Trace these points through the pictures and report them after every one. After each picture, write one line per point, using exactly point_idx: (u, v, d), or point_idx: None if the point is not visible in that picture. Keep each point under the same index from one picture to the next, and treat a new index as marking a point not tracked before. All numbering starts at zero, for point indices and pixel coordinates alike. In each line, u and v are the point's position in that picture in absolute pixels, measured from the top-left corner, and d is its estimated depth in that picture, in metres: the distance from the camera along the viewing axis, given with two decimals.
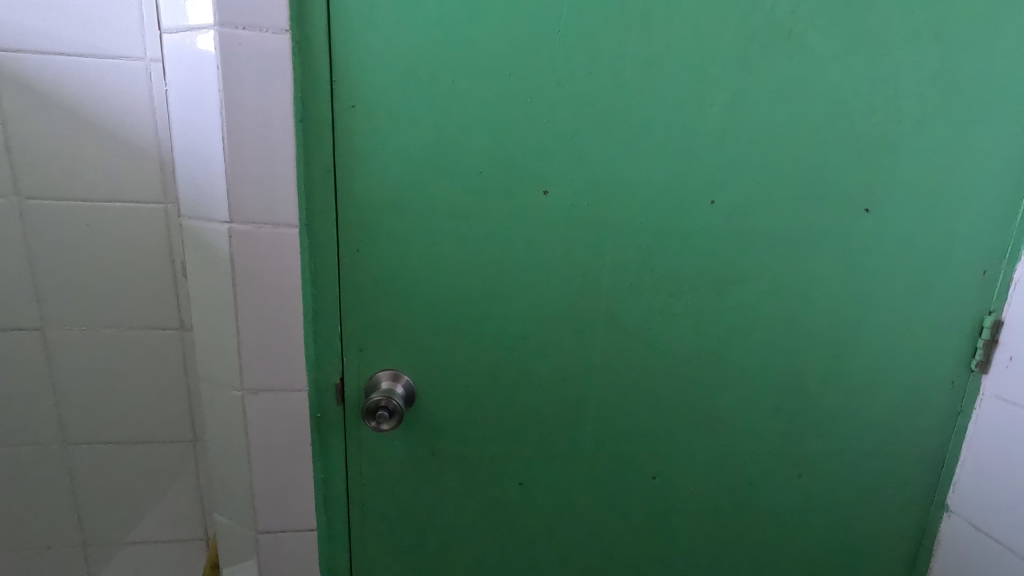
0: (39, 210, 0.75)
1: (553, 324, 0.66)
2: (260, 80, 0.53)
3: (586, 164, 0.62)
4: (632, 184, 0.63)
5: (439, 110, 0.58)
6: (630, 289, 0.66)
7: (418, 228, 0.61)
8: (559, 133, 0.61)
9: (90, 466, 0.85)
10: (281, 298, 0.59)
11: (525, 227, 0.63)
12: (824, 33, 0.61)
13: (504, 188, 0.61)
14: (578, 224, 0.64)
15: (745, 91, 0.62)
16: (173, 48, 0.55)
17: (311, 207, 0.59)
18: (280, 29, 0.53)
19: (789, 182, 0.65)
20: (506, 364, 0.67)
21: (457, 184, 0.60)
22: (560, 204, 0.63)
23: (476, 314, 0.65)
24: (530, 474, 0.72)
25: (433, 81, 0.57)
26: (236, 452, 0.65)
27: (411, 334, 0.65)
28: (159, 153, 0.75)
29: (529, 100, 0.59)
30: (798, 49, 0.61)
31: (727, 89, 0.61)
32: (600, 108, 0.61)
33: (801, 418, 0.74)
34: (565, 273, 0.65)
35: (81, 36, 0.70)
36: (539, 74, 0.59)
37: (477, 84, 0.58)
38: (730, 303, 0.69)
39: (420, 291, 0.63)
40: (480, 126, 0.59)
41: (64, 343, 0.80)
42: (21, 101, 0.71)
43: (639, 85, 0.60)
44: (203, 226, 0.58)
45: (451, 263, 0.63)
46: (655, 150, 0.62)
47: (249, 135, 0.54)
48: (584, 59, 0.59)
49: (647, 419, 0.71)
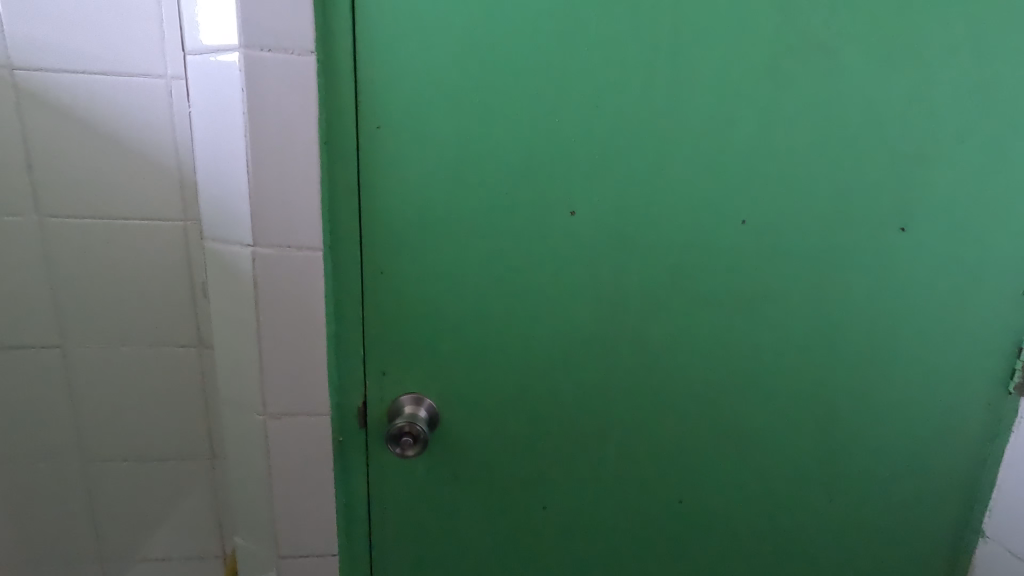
0: (60, 227, 0.75)
1: (578, 345, 0.65)
2: (285, 102, 0.53)
3: (614, 182, 0.61)
4: (661, 202, 0.62)
5: (465, 130, 0.57)
6: (658, 309, 0.65)
7: (442, 249, 0.60)
8: (586, 152, 0.59)
9: (109, 482, 0.85)
10: (304, 321, 0.58)
11: (551, 247, 0.61)
12: (862, 47, 0.59)
13: (531, 207, 0.60)
14: (605, 243, 0.62)
15: (779, 107, 0.60)
16: (199, 70, 0.55)
17: (335, 230, 0.58)
18: (306, 51, 0.52)
19: (823, 199, 0.63)
20: (530, 387, 0.66)
21: (482, 204, 0.59)
22: (587, 224, 0.61)
23: (500, 336, 0.64)
24: (552, 498, 0.71)
25: (460, 100, 0.56)
26: (257, 475, 0.64)
27: (435, 357, 0.64)
28: (179, 171, 0.75)
29: (558, 118, 0.58)
30: (834, 64, 0.59)
31: (760, 105, 0.60)
32: (629, 125, 0.59)
33: (831, 441, 0.72)
34: (592, 293, 0.64)
35: (100, 53, 0.70)
36: (567, 92, 0.57)
37: (504, 103, 0.57)
38: (759, 324, 0.67)
39: (445, 313, 0.62)
40: (507, 146, 0.58)
41: (82, 359, 0.80)
42: (42, 118, 0.71)
43: (669, 102, 0.59)
44: (227, 249, 0.57)
45: (476, 285, 0.62)
46: (686, 168, 0.61)
47: (273, 157, 0.54)
48: (613, 76, 0.58)
49: (674, 441, 0.70)
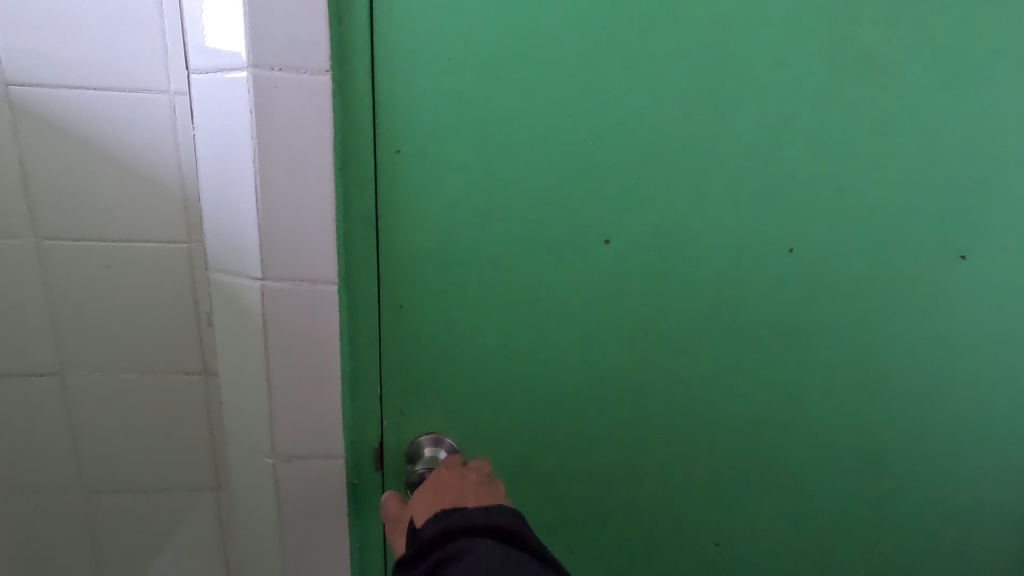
0: (58, 251, 0.71)
1: (611, 381, 0.61)
2: (298, 126, 0.48)
3: (652, 208, 0.56)
4: (700, 229, 0.57)
5: (490, 154, 0.53)
6: (695, 343, 0.61)
7: (466, 282, 0.56)
8: (623, 177, 0.55)
9: (110, 514, 0.81)
10: (317, 360, 0.55)
11: (582, 279, 0.57)
12: (928, 60, 0.54)
13: (562, 237, 0.56)
14: (641, 275, 0.58)
15: (834, 125, 0.55)
16: (205, 91, 0.51)
17: (351, 262, 0.54)
18: (320, 70, 0.48)
19: (876, 227, 0.58)
20: (556, 424, 0.62)
21: (509, 234, 0.55)
22: (623, 253, 0.57)
23: (526, 375, 0.60)
24: (577, 538, 0.68)
25: (485, 122, 0.52)
26: (267, 519, 0.60)
27: (455, 395, 0.60)
28: (183, 191, 0.71)
29: (592, 141, 0.54)
30: (897, 78, 0.54)
31: (811, 123, 0.54)
32: (670, 148, 0.54)
33: (878, 480, 0.68)
34: (626, 327, 0.60)
35: (99, 67, 0.66)
36: (603, 112, 0.53)
37: (533, 124, 0.52)
38: (806, 360, 0.62)
39: (469, 349, 0.58)
40: (536, 172, 0.54)
41: (83, 388, 0.76)
42: (38, 136, 0.67)
43: (712, 122, 0.54)
44: (235, 283, 0.53)
45: (500, 321, 0.58)
46: (731, 193, 0.56)
47: (283, 185, 0.50)
48: (652, 94, 0.53)
49: (711, 481, 0.66)
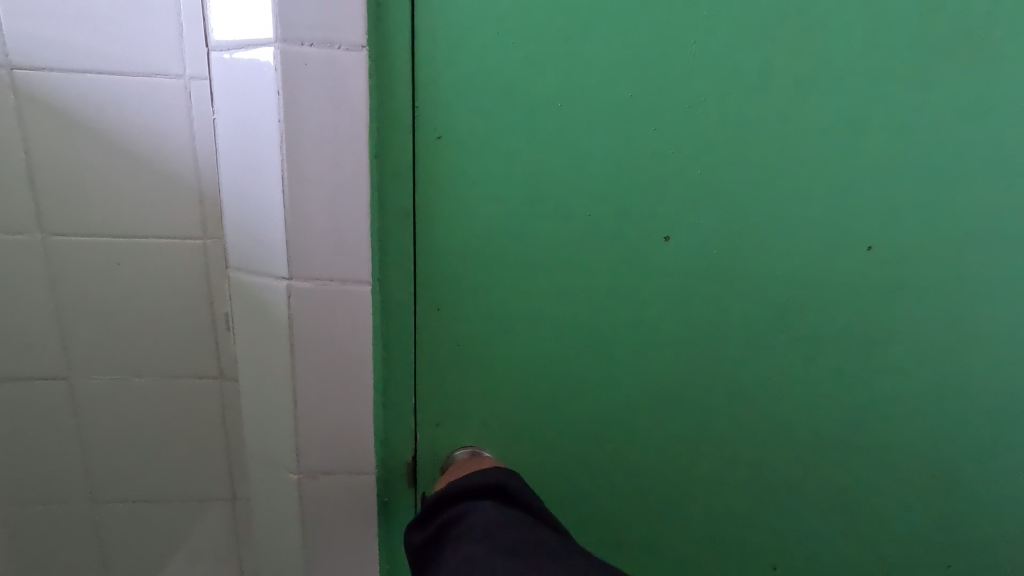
0: (64, 247, 0.66)
1: (666, 386, 0.61)
2: (329, 108, 0.44)
3: (715, 201, 0.55)
4: (766, 224, 0.56)
5: (540, 144, 0.51)
6: (756, 349, 0.61)
7: (515, 283, 0.54)
8: (677, 174, 0.54)
9: (121, 526, 0.77)
10: (347, 368, 0.50)
11: (641, 282, 0.57)
12: (990, 54, 0.53)
13: (618, 232, 0.55)
14: (701, 275, 0.57)
15: (885, 120, 0.54)
16: (226, 71, 0.46)
17: (384, 260, 0.50)
18: (355, 45, 0.43)
19: (926, 226, 0.58)
20: (601, 432, 0.62)
21: (562, 231, 0.53)
22: (685, 252, 0.56)
23: (577, 383, 0.59)
24: (616, 548, 0.68)
25: (536, 107, 0.49)
26: (290, 539, 0.55)
27: (496, 400, 0.58)
28: (199, 183, 0.66)
29: (647, 133, 0.52)
30: (957, 70, 0.53)
31: (864, 118, 0.54)
32: (727, 145, 0.53)
33: (934, 491, 0.68)
34: (687, 331, 0.59)
35: (110, 49, 0.62)
36: (657, 107, 0.52)
37: (583, 114, 0.51)
38: (857, 363, 0.62)
39: (517, 353, 0.56)
40: (587, 165, 0.52)
41: (92, 392, 0.72)
42: (44, 124, 0.63)
43: (784, 109, 0.53)
44: (258, 283, 0.48)
45: (546, 323, 0.56)
46: (785, 192, 0.55)
47: (314, 173, 0.45)
48: (721, 80, 0.52)
49: (768, 496, 0.67)
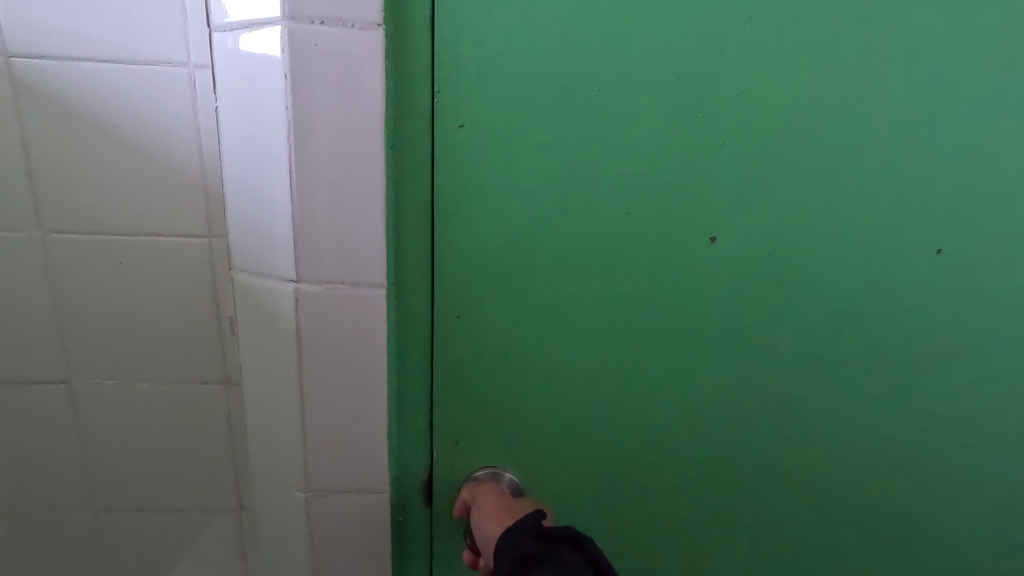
0: (64, 245, 0.63)
1: (704, 399, 0.56)
2: (341, 94, 0.40)
3: (763, 198, 0.50)
4: (822, 223, 0.51)
5: (571, 134, 0.46)
6: (805, 360, 0.55)
7: (540, 288, 0.50)
8: (722, 168, 0.49)
9: (123, 536, 0.74)
10: (359, 378, 0.46)
11: (680, 287, 0.52)
12: None
13: (656, 231, 0.50)
14: (747, 279, 0.52)
15: (960, 108, 0.48)
16: (229, 55, 0.42)
17: (400, 261, 0.46)
18: (370, 24, 0.39)
19: (1005, 229, 0.52)
20: (633, 448, 0.57)
21: (593, 230, 0.49)
22: (730, 254, 0.51)
23: (607, 396, 0.55)
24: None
25: (567, 94, 0.45)
26: (296, 563, 0.51)
27: (520, 412, 0.54)
28: (204, 179, 0.63)
29: (689, 122, 0.47)
30: None
31: (936, 105, 0.48)
32: (779, 136, 0.48)
33: (1003, 524, 0.61)
34: (729, 340, 0.54)
35: (111, 36, 0.58)
36: (702, 94, 0.47)
37: (619, 102, 0.46)
38: (920, 379, 0.56)
39: (542, 363, 0.52)
40: (622, 158, 0.47)
41: (93, 397, 0.68)
42: (43, 116, 0.60)
43: (845, 95, 0.48)
44: (264, 286, 0.44)
45: (575, 330, 0.52)
46: (841, 189, 0.50)
47: (325, 166, 0.41)
48: (777, 62, 0.47)
49: (817, 523, 0.61)
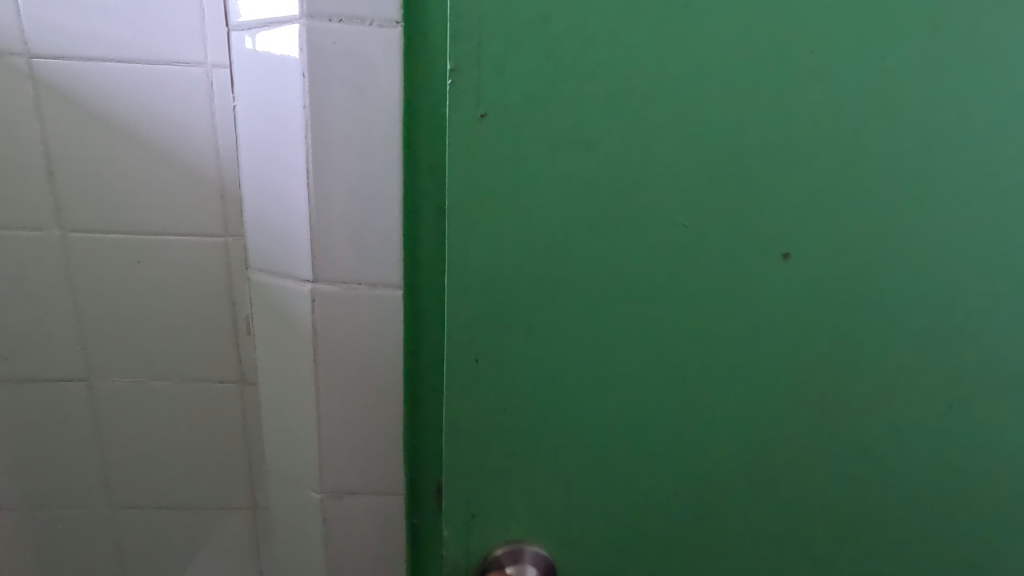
0: (83, 244, 0.64)
1: (791, 478, 0.42)
2: (358, 92, 0.39)
3: (887, 214, 0.36)
4: (964, 250, 0.37)
5: (614, 127, 0.34)
6: (931, 432, 0.41)
7: (576, 328, 0.38)
8: (823, 174, 0.35)
9: (140, 533, 0.74)
10: (375, 380, 0.45)
11: (767, 332, 0.38)
12: None
13: (734, 256, 0.36)
14: (856, 321, 0.38)
15: None
16: (248, 54, 0.42)
17: (416, 267, 0.43)
18: (388, 21, 0.38)
19: None
20: (703, 537, 0.44)
21: (649, 252, 0.36)
22: (836, 287, 0.37)
23: (660, 469, 0.41)
24: None
25: (603, 71, 0.33)
26: (311, 563, 0.51)
27: (548, 484, 0.42)
28: (220, 178, 0.63)
29: (772, 110, 0.34)
30: None
31: None
32: (906, 127, 0.34)
33: None
34: (828, 403, 0.40)
35: (130, 37, 0.58)
36: (780, 76, 0.33)
37: (673, 80, 0.33)
38: None
39: (576, 422, 0.40)
40: (684, 159, 0.34)
41: (111, 395, 0.69)
42: (63, 116, 0.60)
43: (1002, 70, 0.34)
44: (281, 285, 0.44)
45: (622, 385, 0.39)
46: (986, 200, 0.36)
47: (341, 165, 0.40)
48: (908, 19, 0.33)
49: None
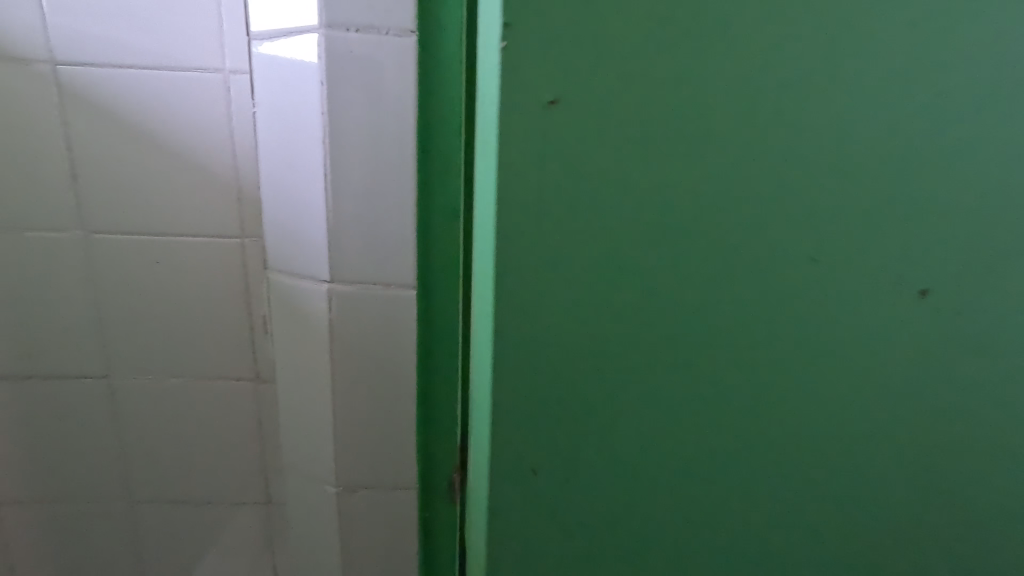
0: (105, 245, 0.66)
1: (885, 534, 0.34)
2: (374, 99, 0.41)
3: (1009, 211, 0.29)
4: None
5: (687, 96, 0.26)
6: None
7: (631, 354, 0.30)
8: (935, 188, 0.28)
9: (157, 527, 0.76)
10: (388, 378, 0.47)
11: (864, 357, 0.31)
12: None
13: (828, 264, 0.29)
14: (969, 344, 0.31)
15: None
16: (267, 61, 0.44)
17: (430, 268, 0.44)
18: (403, 31, 0.40)
19: None
20: None
21: (721, 261, 0.29)
22: (945, 303, 0.30)
23: (730, 527, 0.34)
24: None
25: (669, 21, 0.25)
26: (326, 556, 0.52)
27: (592, 547, 0.34)
28: (236, 180, 0.64)
29: (877, 81, 0.27)
30: None
31: None
32: None
33: None
34: (931, 442, 0.33)
35: (151, 44, 0.60)
36: (854, 68, 0.26)
37: (727, 84, 0.26)
38: None
39: (628, 470, 0.32)
40: (761, 183, 0.27)
41: (131, 391, 0.71)
42: (86, 121, 0.62)
43: None
44: (299, 285, 0.46)
45: (683, 423, 0.32)
46: None
47: (358, 169, 0.42)
48: None
49: None
